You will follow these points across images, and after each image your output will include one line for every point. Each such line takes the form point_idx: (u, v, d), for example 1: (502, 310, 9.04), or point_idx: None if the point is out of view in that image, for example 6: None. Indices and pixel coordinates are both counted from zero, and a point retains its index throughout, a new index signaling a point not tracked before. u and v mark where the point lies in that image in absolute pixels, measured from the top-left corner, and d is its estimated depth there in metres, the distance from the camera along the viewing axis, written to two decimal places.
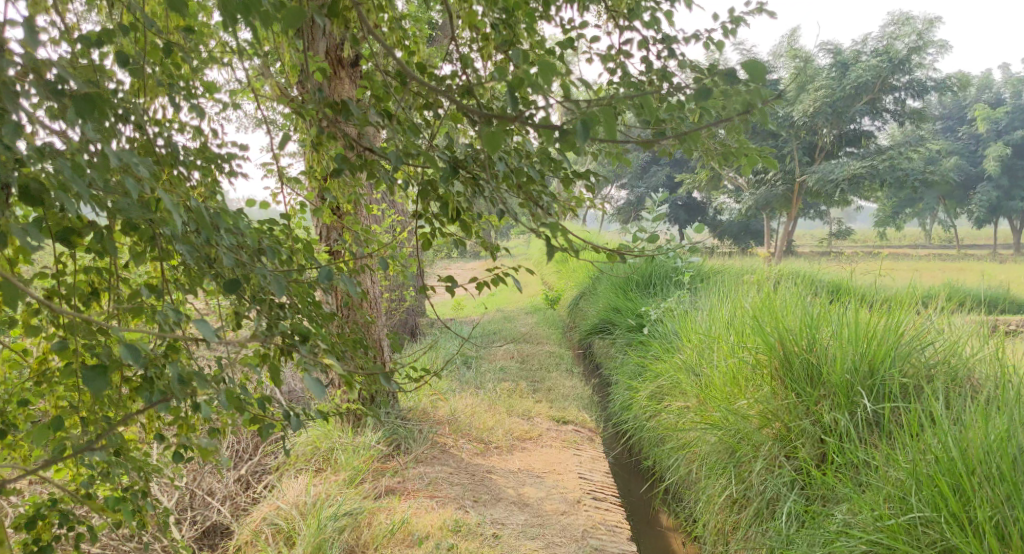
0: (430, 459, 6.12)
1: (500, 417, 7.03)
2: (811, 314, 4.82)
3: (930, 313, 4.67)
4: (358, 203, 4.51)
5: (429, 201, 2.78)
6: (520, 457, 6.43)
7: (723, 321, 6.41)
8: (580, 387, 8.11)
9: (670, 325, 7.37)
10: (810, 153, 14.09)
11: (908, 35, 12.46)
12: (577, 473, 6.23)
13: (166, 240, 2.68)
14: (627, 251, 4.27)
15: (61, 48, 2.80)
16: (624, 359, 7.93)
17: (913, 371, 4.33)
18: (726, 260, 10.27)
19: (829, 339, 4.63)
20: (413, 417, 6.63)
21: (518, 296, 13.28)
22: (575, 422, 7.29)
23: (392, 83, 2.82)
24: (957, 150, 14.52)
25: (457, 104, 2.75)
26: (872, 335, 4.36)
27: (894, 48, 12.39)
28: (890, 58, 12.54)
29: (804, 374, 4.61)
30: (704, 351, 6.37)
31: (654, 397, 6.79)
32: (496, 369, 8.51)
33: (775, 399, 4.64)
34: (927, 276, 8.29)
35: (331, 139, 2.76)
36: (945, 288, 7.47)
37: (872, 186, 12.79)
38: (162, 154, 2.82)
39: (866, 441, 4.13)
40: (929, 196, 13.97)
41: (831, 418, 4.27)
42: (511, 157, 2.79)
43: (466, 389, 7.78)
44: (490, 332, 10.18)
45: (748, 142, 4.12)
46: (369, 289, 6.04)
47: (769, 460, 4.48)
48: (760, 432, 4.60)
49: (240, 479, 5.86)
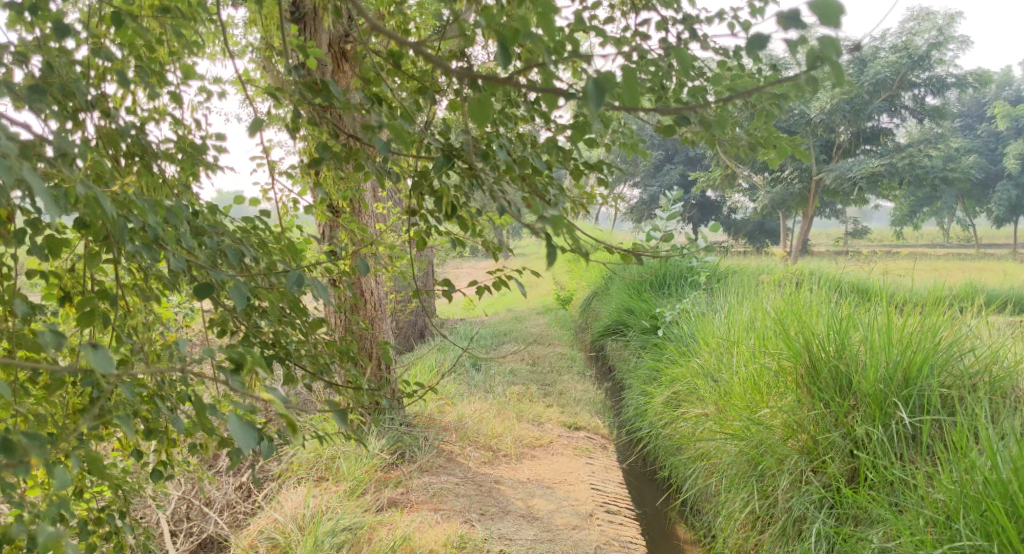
0: (436, 468, 5.84)
1: (509, 423, 6.75)
2: (839, 317, 4.54)
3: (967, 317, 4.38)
4: (357, 198, 4.24)
5: (424, 195, 2.51)
6: (530, 466, 6.16)
7: (742, 324, 6.12)
8: (592, 391, 7.82)
9: (686, 327, 7.08)
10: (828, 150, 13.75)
11: (927, 30, 12.33)
12: (589, 483, 5.95)
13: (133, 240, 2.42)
14: (643, 250, 3.98)
15: (20, 26, 2.54)
16: (638, 363, 7.63)
17: (952, 381, 4.03)
18: (742, 259, 9.97)
19: (859, 344, 4.35)
20: (419, 424, 6.36)
21: (529, 295, 12.99)
22: (587, 429, 7.01)
23: (384, 65, 2.54)
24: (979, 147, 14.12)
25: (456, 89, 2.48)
26: (908, 343, 4.07)
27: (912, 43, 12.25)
28: (909, 54, 12.41)
29: (833, 382, 4.32)
30: (723, 355, 6.08)
31: (670, 403, 6.50)
32: (506, 372, 8.23)
33: (801, 408, 4.36)
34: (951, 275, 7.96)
35: (314, 126, 2.49)
36: (970, 287, 7.17)
37: (890, 185, 12.49)
38: (130, 142, 2.55)
39: (902, 457, 3.85)
40: (949, 194, 13.58)
41: (863, 431, 3.99)
42: (511, 149, 2.50)
43: (474, 393, 7.50)
44: (500, 332, 9.91)
45: (775, 137, 3.84)
46: (372, 290, 5.79)
47: (795, 474, 4.20)
48: (785, 444, 4.33)
49: (241, 486, 5.60)
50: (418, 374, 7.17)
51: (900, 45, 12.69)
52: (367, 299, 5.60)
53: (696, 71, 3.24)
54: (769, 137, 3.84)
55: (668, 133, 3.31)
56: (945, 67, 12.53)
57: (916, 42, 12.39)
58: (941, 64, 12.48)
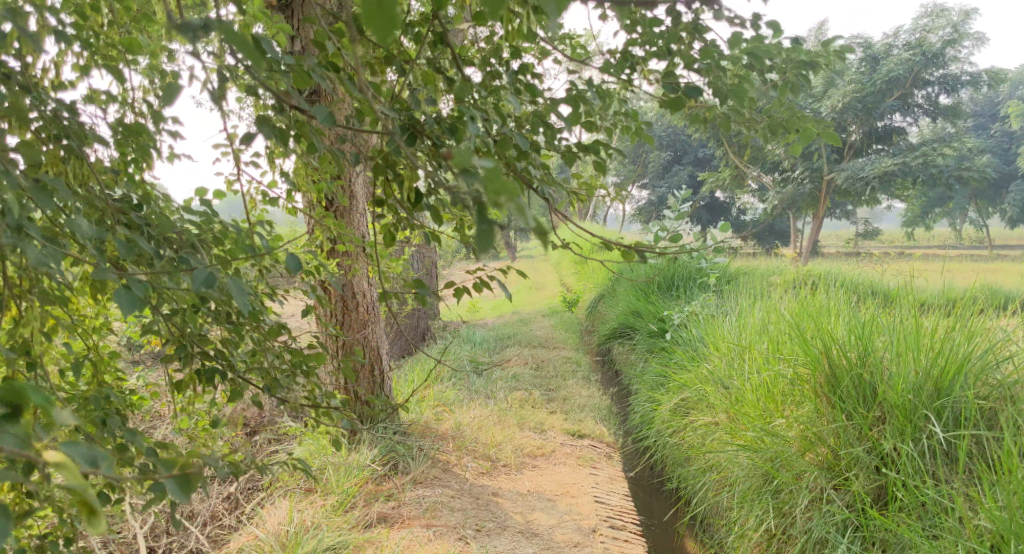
0: (430, 480, 5.48)
1: (510, 431, 6.41)
2: (860, 320, 4.20)
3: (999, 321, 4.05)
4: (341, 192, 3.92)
5: (391, 185, 2.21)
6: (530, 477, 5.82)
7: (755, 328, 5.78)
8: (597, 397, 7.48)
9: (695, 330, 6.73)
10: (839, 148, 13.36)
11: (942, 27, 11.69)
12: (593, 496, 5.62)
13: (8, 226, 2.13)
14: (648, 249, 3.63)
15: None
16: (645, 367, 7.28)
17: (988, 392, 3.71)
18: (750, 260, 9.59)
19: (884, 352, 4.02)
20: (414, 432, 6.03)
21: (536, 297, 12.63)
22: (591, 437, 6.68)
23: (354, 36, 2.23)
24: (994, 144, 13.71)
25: (407, 29, 2.25)
26: (941, 351, 3.75)
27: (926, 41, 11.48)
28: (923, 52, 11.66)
29: (856, 391, 4.00)
30: (734, 361, 5.73)
31: (678, 411, 6.16)
32: (509, 376, 7.89)
33: (821, 419, 4.04)
34: (969, 274, 7.58)
35: (270, 104, 2.18)
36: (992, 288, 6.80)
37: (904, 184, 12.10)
38: (61, 123, 2.24)
39: (934, 475, 3.54)
40: (962, 194, 13.18)
41: (892, 447, 3.67)
42: (486, 125, 2.23)
43: (475, 399, 7.17)
44: (505, 335, 9.56)
45: (798, 118, 3.15)
46: (365, 292, 5.48)
47: (814, 491, 3.88)
48: (803, 458, 4.01)
49: (228, 497, 5.30)
50: (416, 380, 6.84)
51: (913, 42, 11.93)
52: (358, 302, 5.25)
53: (705, 49, 2.89)
54: (791, 117, 3.14)
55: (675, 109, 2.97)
56: (959, 64, 12.08)
57: (930, 41, 11.67)
58: (956, 62, 11.86)
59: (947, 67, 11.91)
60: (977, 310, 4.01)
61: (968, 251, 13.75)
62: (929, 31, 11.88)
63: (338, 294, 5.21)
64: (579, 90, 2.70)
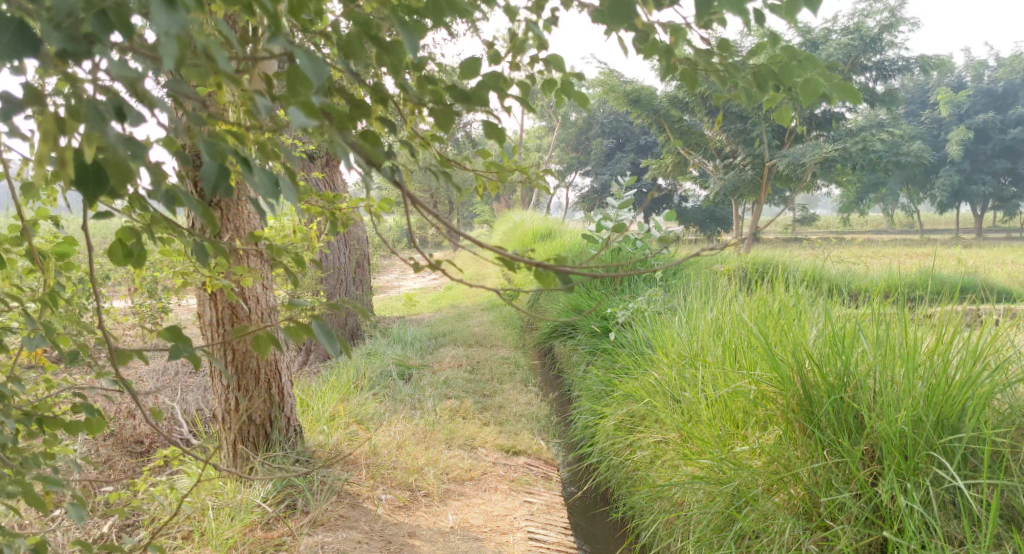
0: (334, 522, 4.65)
1: (434, 452, 5.61)
2: (837, 331, 3.68)
3: (997, 325, 3.54)
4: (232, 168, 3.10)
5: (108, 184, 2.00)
6: (456, 509, 5.03)
7: (706, 331, 5.16)
8: (535, 404, 6.78)
9: (641, 331, 6.15)
10: (778, 136, 13.51)
11: (879, 13, 12.20)
12: (526, 532, 4.88)
13: None
14: (590, 264, 2.89)
15: None
16: (586, 371, 6.65)
17: (1002, 423, 3.22)
18: (697, 246, 9.09)
19: (870, 375, 3.50)
20: (322, 456, 5.22)
21: (474, 288, 11.94)
22: (528, 454, 5.93)
23: None
24: (912, 136, 14.44)
25: None
26: (943, 374, 3.25)
27: (864, 26, 12.12)
28: (860, 36, 12.34)
29: (838, 417, 3.51)
30: (682, 370, 5.06)
31: (622, 427, 5.44)
32: (439, 381, 7.09)
33: (793, 453, 3.54)
34: (911, 275, 7.39)
35: None
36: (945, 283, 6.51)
37: (842, 170, 12.67)
38: None
39: (950, 540, 3.05)
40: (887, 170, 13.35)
41: (893, 493, 3.15)
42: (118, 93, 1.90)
43: (399, 409, 6.37)
44: (439, 333, 8.92)
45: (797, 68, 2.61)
46: (265, 298, 4.54)
47: (789, 544, 3.38)
48: (771, 499, 3.51)
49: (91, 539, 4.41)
50: (327, 393, 6.07)
51: (850, 27, 12.52)
52: (254, 313, 4.42)
53: (660, 9, 2.23)
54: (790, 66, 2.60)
55: (650, 50, 2.39)
56: (895, 51, 12.70)
57: (867, 25, 12.30)
58: (892, 48, 12.51)
59: (884, 52, 12.58)
60: (964, 322, 3.53)
61: (907, 250, 13.54)
62: (866, 15, 12.43)
63: (231, 300, 4.37)
64: (472, 59, 2.20)
